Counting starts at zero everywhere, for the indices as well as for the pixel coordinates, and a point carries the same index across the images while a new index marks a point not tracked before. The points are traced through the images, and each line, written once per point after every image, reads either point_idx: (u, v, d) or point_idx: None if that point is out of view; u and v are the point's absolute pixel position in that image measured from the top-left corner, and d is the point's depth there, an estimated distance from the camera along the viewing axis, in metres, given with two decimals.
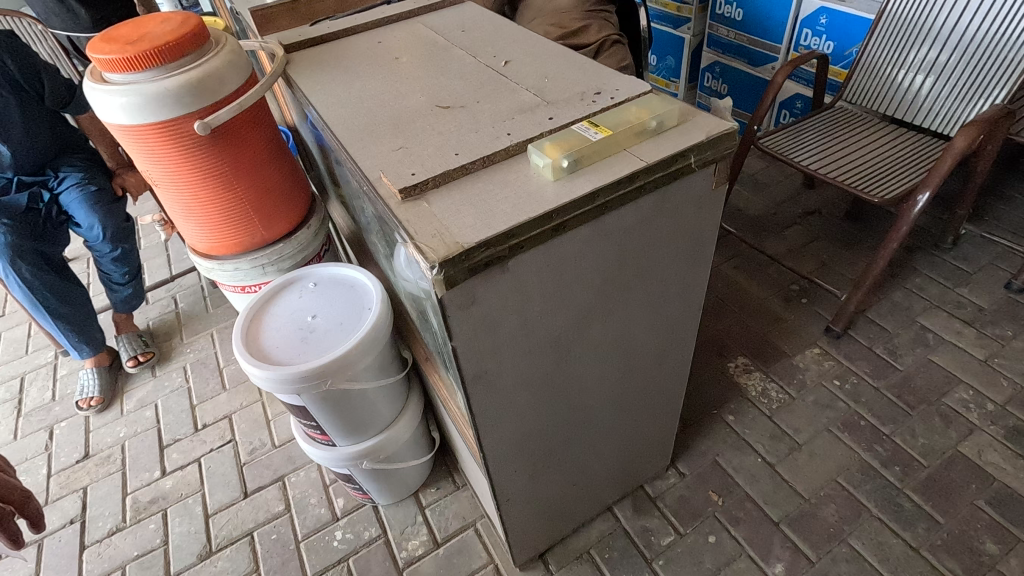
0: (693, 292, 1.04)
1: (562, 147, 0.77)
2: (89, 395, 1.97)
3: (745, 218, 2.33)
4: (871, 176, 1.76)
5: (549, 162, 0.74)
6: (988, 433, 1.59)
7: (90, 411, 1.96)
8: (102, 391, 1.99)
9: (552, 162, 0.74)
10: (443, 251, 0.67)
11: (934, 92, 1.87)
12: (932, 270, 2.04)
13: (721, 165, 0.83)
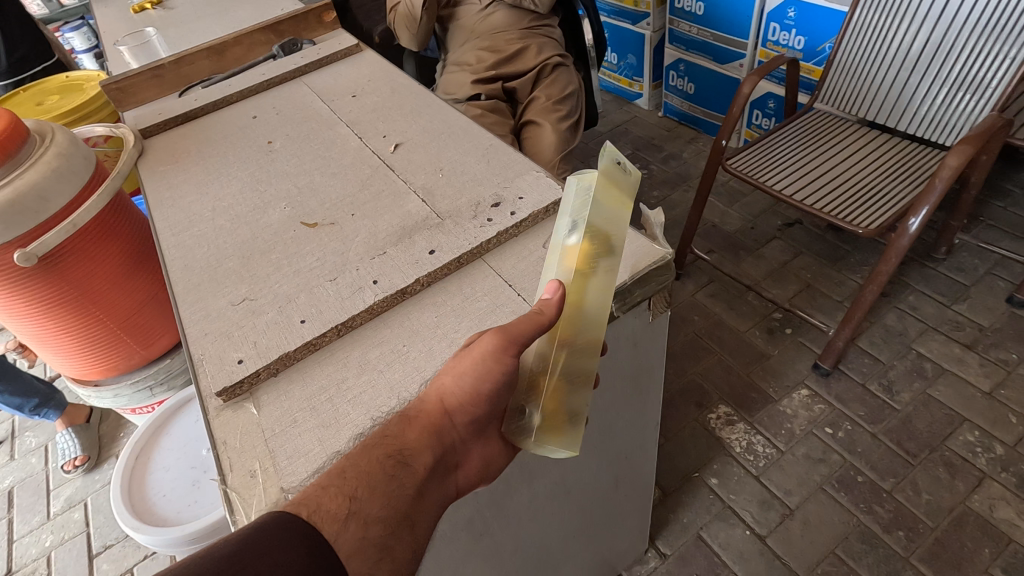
0: (645, 418, 0.84)
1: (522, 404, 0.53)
2: (72, 456, 1.85)
3: (721, 236, 2.14)
4: (852, 198, 1.56)
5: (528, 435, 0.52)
6: (998, 482, 1.42)
7: (78, 471, 1.85)
8: (86, 450, 1.87)
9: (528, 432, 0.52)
10: (260, 508, 0.48)
11: (920, 93, 1.66)
12: (926, 285, 1.85)
13: (656, 298, 0.64)
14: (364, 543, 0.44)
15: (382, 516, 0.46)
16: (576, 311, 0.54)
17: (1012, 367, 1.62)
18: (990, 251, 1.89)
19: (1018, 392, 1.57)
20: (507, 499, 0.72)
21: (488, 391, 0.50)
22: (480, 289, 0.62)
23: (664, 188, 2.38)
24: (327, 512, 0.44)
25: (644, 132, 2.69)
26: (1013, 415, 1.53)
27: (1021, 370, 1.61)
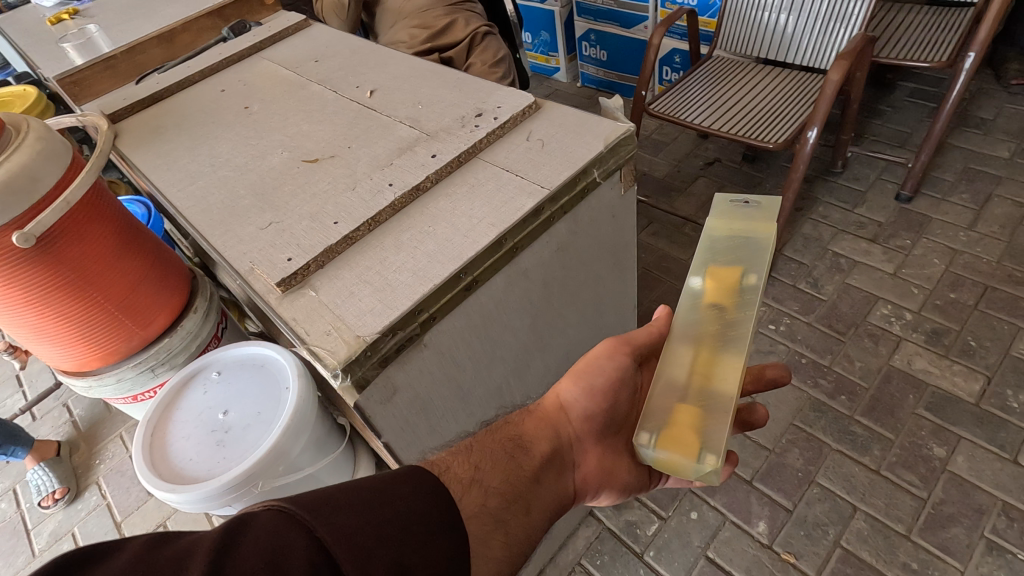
0: (627, 296, 0.98)
1: (674, 433, 0.67)
2: (50, 490, 1.78)
3: (653, 182, 2.35)
4: (760, 122, 1.78)
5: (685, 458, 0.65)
6: (912, 341, 1.67)
7: (58, 504, 1.79)
8: (64, 481, 1.81)
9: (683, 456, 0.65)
10: (344, 351, 0.57)
11: (799, 28, 1.91)
12: (831, 196, 2.12)
13: (625, 169, 0.78)
14: (484, 510, 0.60)
15: (500, 488, 0.64)
16: (699, 330, 0.75)
17: (908, 250, 1.90)
18: (876, 160, 2.19)
19: (916, 269, 1.84)
20: (526, 368, 0.84)
21: (602, 386, 0.78)
22: (482, 177, 0.73)
23: None
24: (461, 486, 0.61)
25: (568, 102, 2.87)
26: (915, 287, 1.80)
27: (915, 251, 1.89)
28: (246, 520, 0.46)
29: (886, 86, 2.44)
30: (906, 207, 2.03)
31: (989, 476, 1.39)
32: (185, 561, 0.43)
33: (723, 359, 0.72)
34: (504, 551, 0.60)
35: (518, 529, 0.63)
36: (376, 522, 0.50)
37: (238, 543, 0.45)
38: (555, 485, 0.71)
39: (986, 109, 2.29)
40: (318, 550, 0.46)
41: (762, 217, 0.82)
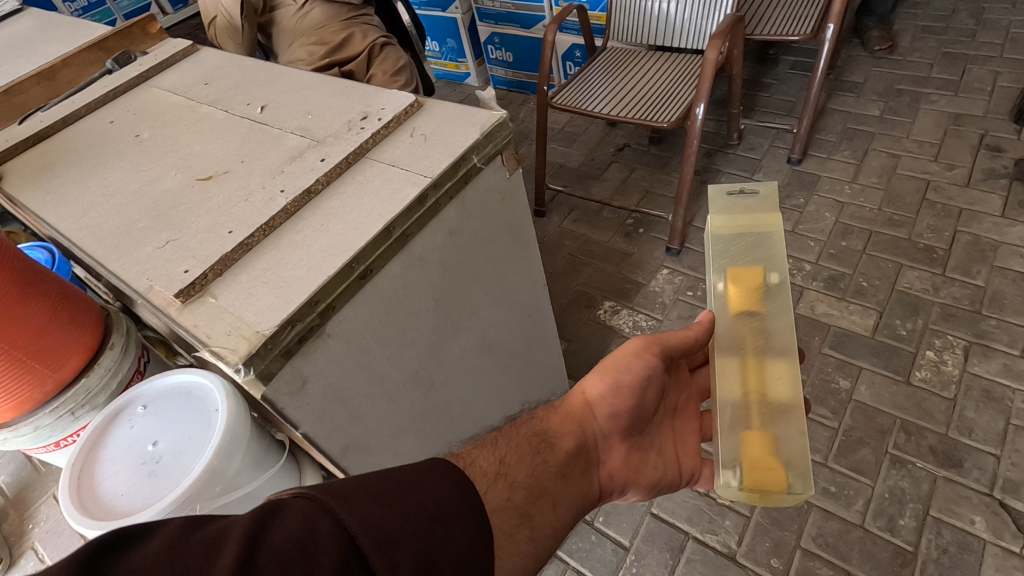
0: (534, 274, 1.04)
1: (758, 460, 0.82)
2: None
3: (569, 172, 2.44)
4: (654, 105, 1.91)
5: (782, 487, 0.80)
6: (813, 289, 1.83)
7: None
8: None
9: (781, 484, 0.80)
10: (245, 348, 0.60)
11: (680, 14, 2.07)
12: (731, 166, 2.28)
13: (505, 154, 0.84)
14: (518, 505, 0.68)
15: (523, 483, 0.70)
16: (747, 345, 0.89)
17: (803, 208, 2.07)
18: (768, 129, 2.37)
19: (811, 223, 2.01)
20: (441, 351, 0.89)
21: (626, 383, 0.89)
22: (370, 175, 0.78)
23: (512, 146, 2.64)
24: (486, 479, 0.68)
25: None
26: (811, 240, 1.96)
27: (809, 208, 2.06)
28: (276, 508, 0.51)
29: (770, 61, 2.64)
30: (798, 168, 2.20)
31: (887, 398, 1.54)
32: (219, 543, 0.47)
33: (772, 364, 0.87)
34: (530, 544, 0.66)
35: (546, 523, 0.70)
36: (405, 514, 0.54)
37: (271, 524, 0.49)
38: (579, 479, 0.80)
39: (857, 74, 2.52)
40: (347, 541, 0.50)
41: (762, 207, 0.96)
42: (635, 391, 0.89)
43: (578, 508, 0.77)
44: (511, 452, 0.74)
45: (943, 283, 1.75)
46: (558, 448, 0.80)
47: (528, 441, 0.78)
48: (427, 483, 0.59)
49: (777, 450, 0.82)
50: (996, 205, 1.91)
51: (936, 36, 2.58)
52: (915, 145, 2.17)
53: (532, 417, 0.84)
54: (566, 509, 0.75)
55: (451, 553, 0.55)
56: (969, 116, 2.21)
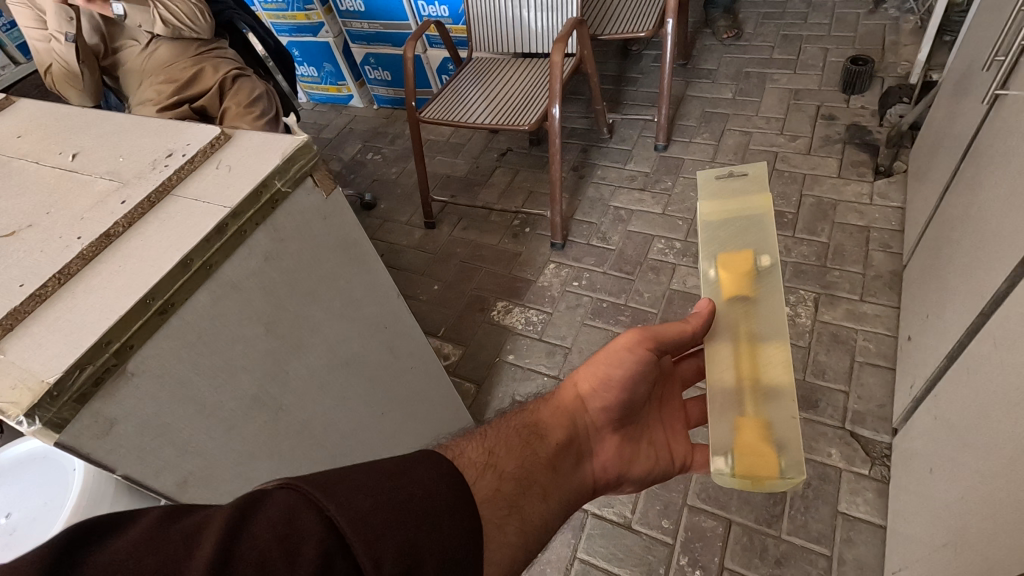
0: (383, 285, 1.08)
1: (750, 447, 0.81)
2: None
3: (456, 181, 2.49)
4: (518, 110, 2.00)
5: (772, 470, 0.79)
6: (684, 264, 1.96)
7: None
8: None
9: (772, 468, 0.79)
10: (28, 398, 0.60)
11: (534, 21, 2.17)
12: (606, 159, 2.40)
13: (317, 174, 0.88)
14: (508, 496, 0.69)
15: (514, 473, 0.72)
16: (738, 329, 0.88)
17: (671, 191, 2.21)
18: (636, 121, 2.51)
19: (679, 204, 2.15)
20: (284, 373, 0.91)
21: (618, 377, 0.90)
22: (173, 210, 0.79)
23: (399, 163, 2.67)
24: (477, 471, 0.69)
25: (367, 125, 2.95)
26: (680, 219, 2.10)
27: (676, 190, 2.20)
28: (260, 499, 0.51)
29: (634, 57, 2.81)
30: (665, 154, 2.35)
31: None
32: (197, 536, 0.48)
33: (765, 348, 0.86)
34: (520, 534, 0.67)
35: (535, 513, 0.72)
36: (389, 505, 0.54)
37: (254, 513, 0.50)
38: (569, 470, 0.81)
39: (711, 61, 2.72)
40: (329, 534, 0.50)
41: (755, 189, 0.97)
42: (626, 387, 0.90)
43: (567, 499, 0.79)
44: (503, 446, 0.75)
45: (794, 244, 1.92)
46: (549, 440, 0.81)
47: (521, 435, 0.80)
48: (412, 474, 0.59)
49: (768, 433, 0.82)
50: (833, 168, 2.12)
51: (775, 21, 2.82)
52: (764, 121, 2.37)
53: (526, 413, 0.86)
54: (557, 498, 0.77)
55: (434, 548, 0.54)
56: (807, 90, 2.44)
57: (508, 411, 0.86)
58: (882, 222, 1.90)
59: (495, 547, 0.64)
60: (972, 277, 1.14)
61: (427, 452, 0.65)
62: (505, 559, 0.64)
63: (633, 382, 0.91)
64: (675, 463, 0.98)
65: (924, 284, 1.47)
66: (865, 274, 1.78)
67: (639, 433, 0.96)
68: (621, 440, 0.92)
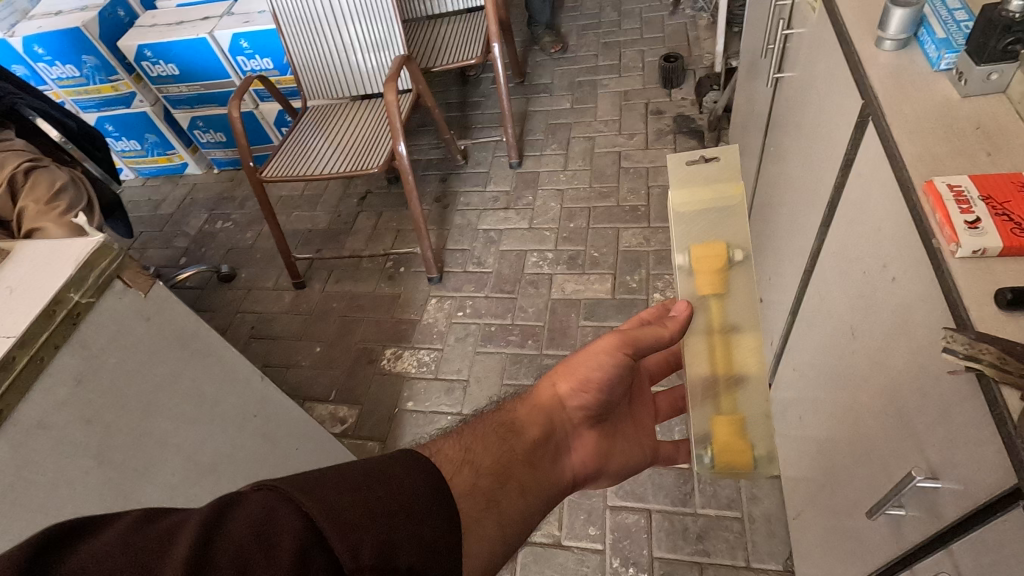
0: (238, 366, 1.00)
1: (730, 447, 0.78)
2: None
3: (318, 234, 2.38)
4: (365, 151, 1.98)
5: (746, 467, 0.78)
6: (559, 273, 2.02)
7: None
8: None
9: (748, 464, 0.78)
10: None
11: (362, 63, 2.15)
12: (466, 184, 2.42)
13: (124, 273, 0.81)
14: (486, 491, 0.63)
15: (491, 468, 0.66)
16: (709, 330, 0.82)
17: (534, 204, 2.28)
18: (488, 142, 2.56)
19: (543, 216, 2.22)
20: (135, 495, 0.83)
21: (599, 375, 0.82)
22: None
23: (253, 226, 2.50)
24: (452, 466, 0.64)
25: (209, 192, 2.73)
26: (547, 230, 2.17)
27: (538, 203, 2.27)
28: (236, 499, 0.48)
29: (473, 82, 2.87)
30: (521, 171, 2.42)
31: None
32: (174, 536, 0.45)
33: (738, 345, 0.81)
34: (499, 530, 0.62)
35: (515, 512, 0.65)
36: (370, 506, 0.51)
37: (230, 515, 0.47)
38: (548, 467, 0.74)
39: (545, 76, 2.85)
40: (308, 531, 0.47)
41: (725, 172, 0.79)
42: (606, 385, 0.83)
43: (549, 497, 0.72)
44: (480, 446, 0.69)
45: (652, 233, 2.05)
46: (528, 438, 0.74)
47: (500, 434, 0.73)
48: (393, 471, 0.55)
49: (746, 430, 0.79)
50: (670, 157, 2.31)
51: (593, 31, 3.03)
52: (603, 125, 2.52)
53: (505, 410, 0.78)
54: (537, 495, 0.70)
55: (419, 544, 0.51)
56: (633, 91, 2.63)
57: (485, 408, 0.79)
58: None
59: (476, 554, 0.59)
60: (794, 239, 1.27)
61: (407, 451, 0.60)
62: (485, 558, 0.59)
63: (613, 380, 0.83)
64: (650, 458, 0.94)
65: (762, 249, 1.62)
66: None
67: (617, 428, 0.90)
68: (600, 436, 0.85)
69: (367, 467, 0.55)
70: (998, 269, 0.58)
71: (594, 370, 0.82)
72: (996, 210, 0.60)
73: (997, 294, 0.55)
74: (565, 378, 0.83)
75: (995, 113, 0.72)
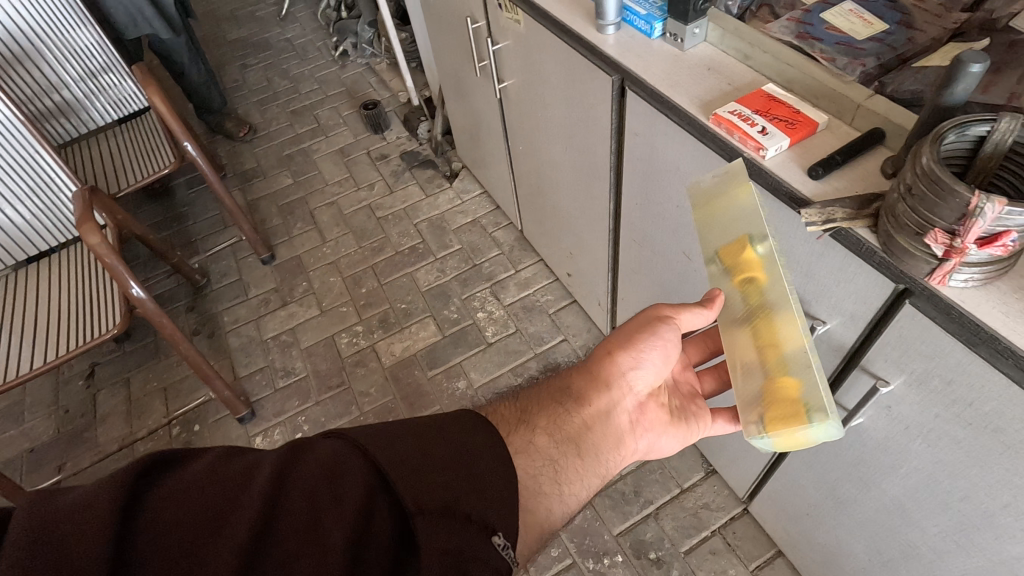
0: None
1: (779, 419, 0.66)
2: None
3: (49, 446, 1.76)
4: (75, 325, 1.52)
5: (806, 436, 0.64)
6: (378, 340, 1.90)
7: None
8: None
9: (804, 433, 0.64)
10: None
11: (17, 216, 1.65)
12: (222, 301, 2.09)
13: None
14: (543, 450, 0.68)
15: (548, 433, 0.70)
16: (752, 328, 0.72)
17: (312, 288, 2.09)
18: (223, 249, 2.24)
19: (329, 295, 2.06)
20: None
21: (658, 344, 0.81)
22: None
23: None
24: (512, 428, 0.70)
25: None
26: (342, 306, 2.02)
27: (316, 285, 2.09)
28: (306, 450, 0.54)
29: (165, 194, 2.47)
30: (278, 262, 2.19)
31: (492, 366, 1.79)
32: (249, 476, 0.50)
33: (768, 316, 0.70)
34: (554, 486, 0.66)
35: (574, 475, 0.69)
36: (435, 457, 0.55)
37: (304, 460, 0.52)
38: (606, 436, 0.74)
39: (247, 162, 2.62)
40: (372, 480, 0.52)
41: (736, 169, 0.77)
42: (663, 353, 0.82)
43: (602, 468, 0.73)
44: (542, 410, 0.73)
45: (443, 263, 2.09)
46: (591, 414, 0.75)
47: (565, 404, 0.75)
48: (450, 428, 0.60)
49: (797, 399, 0.65)
50: (417, 192, 2.37)
51: (274, 103, 2.90)
52: (337, 186, 2.45)
53: (565, 380, 0.79)
54: (597, 466, 0.72)
55: (474, 494, 0.54)
56: (348, 146, 2.61)
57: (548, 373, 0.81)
58: (481, 209, 2.24)
59: (532, 509, 0.64)
60: (584, 210, 1.45)
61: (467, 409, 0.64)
62: (536, 514, 0.64)
63: (670, 356, 0.82)
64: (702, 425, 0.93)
65: (549, 233, 1.80)
66: (504, 251, 2.08)
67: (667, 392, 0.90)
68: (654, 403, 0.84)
69: (433, 423, 0.60)
70: (796, 156, 0.75)
71: (649, 342, 0.81)
72: (769, 116, 0.77)
73: (809, 172, 0.71)
74: (624, 349, 0.80)
75: (709, 55, 0.92)
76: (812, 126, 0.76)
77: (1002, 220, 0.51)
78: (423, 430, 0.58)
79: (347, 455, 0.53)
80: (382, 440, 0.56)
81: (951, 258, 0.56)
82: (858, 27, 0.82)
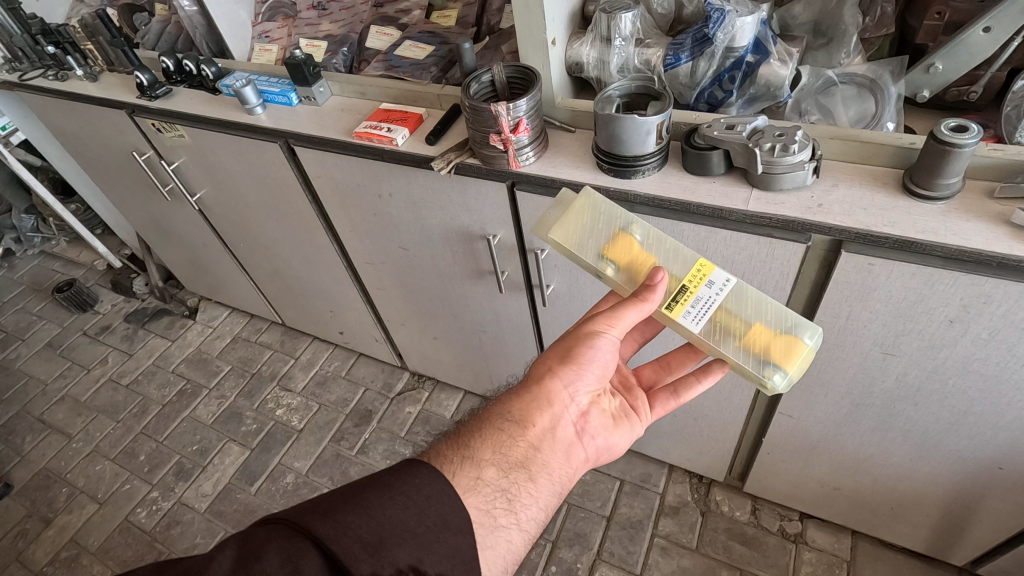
0: None
1: (779, 357, 0.71)
2: None
3: None
4: None
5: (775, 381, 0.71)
6: (182, 492, 1.76)
7: None
8: None
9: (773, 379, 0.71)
10: None
11: None
12: None
13: None
14: (493, 483, 0.63)
15: (495, 473, 0.64)
16: (702, 318, 0.72)
17: (76, 489, 1.82)
18: None
19: (100, 485, 1.82)
20: None
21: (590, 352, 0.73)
22: None
23: None
24: (455, 466, 0.63)
25: None
26: (126, 485, 1.81)
27: (79, 485, 1.83)
28: (253, 543, 0.50)
29: None
30: (18, 489, 1.86)
31: (312, 447, 1.81)
32: None
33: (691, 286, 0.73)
34: (512, 519, 0.62)
35: (527, 500, 0.65)
36: (388, 522, 0.54)
37: (249, 562, 0.49)
38: (547, 464, 0.68)
39: None
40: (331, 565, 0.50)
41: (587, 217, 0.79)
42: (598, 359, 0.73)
43: (550, 488, 0.67)
44: (483, 439, 0.66)
45: (220, 389, 2.04)
46: (533, 435, 0.68)
47: (504, 429, 0.68)
48: (399, 485, 0.57)
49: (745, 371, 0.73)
50: (161, 341, 2.25)
51: None
52: (61, 379, 2.18)
53: (501, 403, 0.71)
54: (550, 485, 0.68)
55: (427, 550, 0.54)
56: (56, 337, 2.35)
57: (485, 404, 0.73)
58: (237, 326, 2.24)
59: (492, 546, 0.61)
60: (319, 267, 1.62)
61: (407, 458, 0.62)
62: (501, 548, 0.61)
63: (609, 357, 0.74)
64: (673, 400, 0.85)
65: (306, 309, 1.92)
66: (276, 349, 2.12)
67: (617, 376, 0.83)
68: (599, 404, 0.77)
69: (371, 482, 0.57)
70: (416, 139, 1.07)
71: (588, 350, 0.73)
72: (390, 121, 1.09)
73: (427, 142, 1.04)
74: (557, 359, 0.73)
75: (339, 102, 1.22)
76: (417, 117, 1.09)
77: (513, 113, 0.88)
78: (370, 483, 0.57)
79: (298, 536, 0.51)
80: (326, 511, 0.53)
81: (508, 147, 0.92)
82: (417, 53, 1.19)
